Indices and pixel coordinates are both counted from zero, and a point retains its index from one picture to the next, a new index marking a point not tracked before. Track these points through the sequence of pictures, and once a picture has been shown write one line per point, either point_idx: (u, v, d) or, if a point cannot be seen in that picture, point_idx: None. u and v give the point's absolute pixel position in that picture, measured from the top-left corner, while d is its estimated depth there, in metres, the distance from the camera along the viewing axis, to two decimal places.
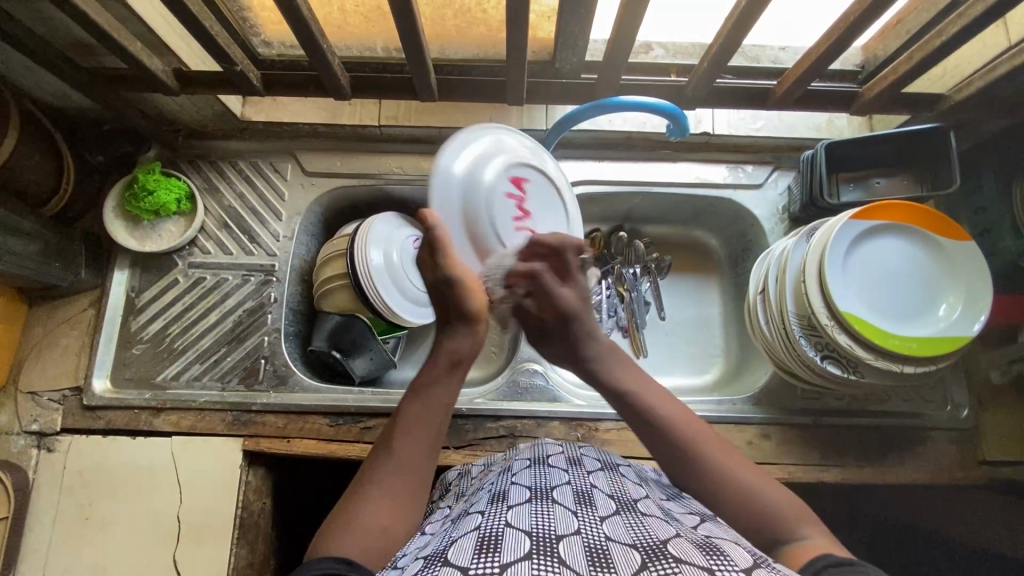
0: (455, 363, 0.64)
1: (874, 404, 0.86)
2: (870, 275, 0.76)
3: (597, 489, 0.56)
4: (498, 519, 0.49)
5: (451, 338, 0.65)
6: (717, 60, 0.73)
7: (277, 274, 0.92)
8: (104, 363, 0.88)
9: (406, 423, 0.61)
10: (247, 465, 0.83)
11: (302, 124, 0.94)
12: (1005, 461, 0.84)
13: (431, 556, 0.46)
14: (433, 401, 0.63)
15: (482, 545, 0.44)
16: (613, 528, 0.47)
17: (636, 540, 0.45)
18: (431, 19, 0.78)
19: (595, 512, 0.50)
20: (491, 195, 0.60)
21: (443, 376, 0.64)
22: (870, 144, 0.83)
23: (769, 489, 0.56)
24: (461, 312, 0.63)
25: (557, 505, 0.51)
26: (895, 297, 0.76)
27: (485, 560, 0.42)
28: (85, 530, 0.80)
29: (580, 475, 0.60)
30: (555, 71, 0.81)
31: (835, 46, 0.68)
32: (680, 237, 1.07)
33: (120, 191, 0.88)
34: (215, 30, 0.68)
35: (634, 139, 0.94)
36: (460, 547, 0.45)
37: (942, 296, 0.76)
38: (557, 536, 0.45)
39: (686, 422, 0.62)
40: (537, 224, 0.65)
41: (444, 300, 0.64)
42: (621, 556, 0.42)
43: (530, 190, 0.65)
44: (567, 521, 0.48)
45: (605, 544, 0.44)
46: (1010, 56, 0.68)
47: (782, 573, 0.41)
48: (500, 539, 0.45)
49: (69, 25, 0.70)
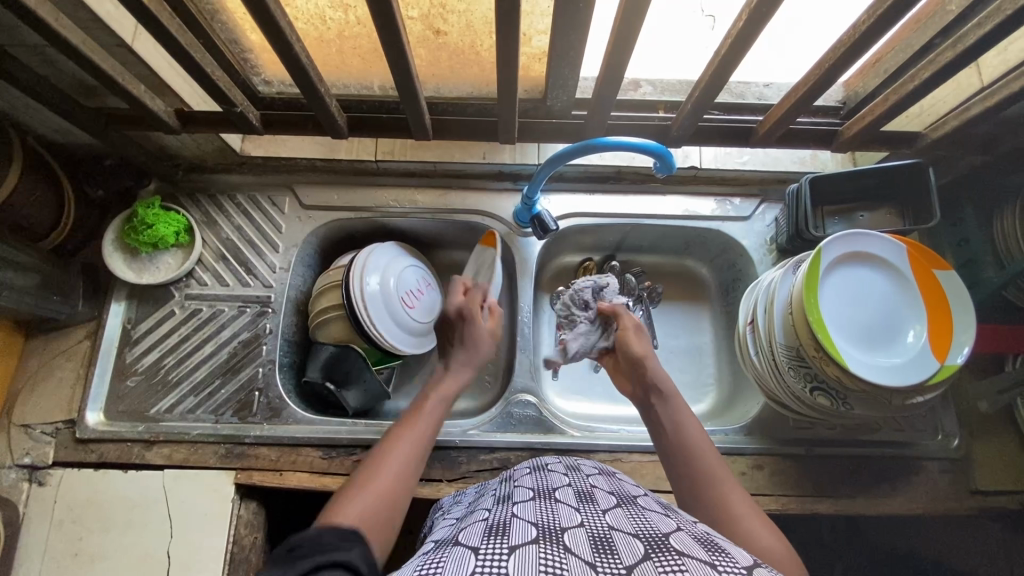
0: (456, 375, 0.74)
1: (866, 434, 0.86)
2: (870, 317, 0.76)
3: (597, 489, 0.57)
4: (507, 513, 0.49)
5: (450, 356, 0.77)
6: (701, 100, 0.76)
7: (273, 305, 0.93)
8: (98, 396, 0.88)
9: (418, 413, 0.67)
10: (239, 499, 0.83)
11: (300, 159, 0.97)
12: (995, 491, 0.84)
13: (442, 540, 0.47)
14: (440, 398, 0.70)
15: (492, 530, 0.45)
16: (615, 520, 0.48)
17: (639, 532, 0.45)
18: (427, 61, 0.81)
19: (597, 508, 0.51)
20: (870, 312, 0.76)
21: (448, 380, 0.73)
22: (854, 179, 0.85)
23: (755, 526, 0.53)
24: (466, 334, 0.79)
25: (560, 504, 0.51)
26: (887, 328, 0.75)
27: (496, 541, 0.42)
28: (73, 566, 0.79)
29: (579, 477, 0.60)
30: (546, 109, 0.84)
31: (813, 88, 0.70)
32: (671, 266, 1.08)
33: (120, 225, 0.89)
34: (218, 73, 0.70)
35: (624, 173, 0.97)
36: (470, 532, 0.46)
37: (919, 320, 0.75)
38: (561, 528, 0.45)
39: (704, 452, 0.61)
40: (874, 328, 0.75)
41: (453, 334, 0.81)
42: (624, 545, 0.42)
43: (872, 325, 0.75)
44: (570, 516, 0.48)
45: (609, 535, 0.44)
46: (982, 98, 0.71)
47: None
48: (510, 527, 0.45)
49: (75, 70, 0.72)
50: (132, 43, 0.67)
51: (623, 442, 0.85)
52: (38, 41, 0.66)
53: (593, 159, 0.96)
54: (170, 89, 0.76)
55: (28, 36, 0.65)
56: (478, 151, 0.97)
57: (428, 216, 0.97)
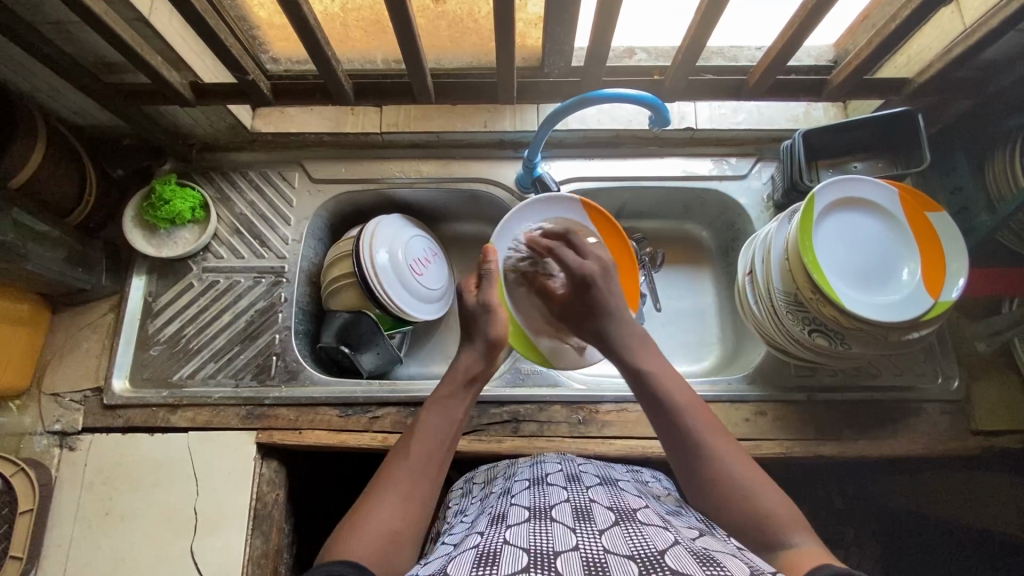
0: (467, 381, 0.71)
1: (865, 379, 0.88)
2: (863, 263, 0.78)
3: (596, 503, 0.59)
4: (498, 538, 0.52)
5: (460, 360, 0.73)
6: (689, 54, 0.78)
7: (287, 275, 0.97)
8: (123, 364, 0.91)
9: (422, 430, 0.65)
10: (261, 458, 0.86)
11: (308, 134, 0.99)
12: (996, 430, 0.86)
13: (434, 571, 0.49)
14: (447, 413, 0.68)
15: (481, 560, 0.47)
16: (612, 538, 0.50)
17: (634, 551, 0.47)
18: (427, 30, 0.84)
19: (594, 525, 0.53)
20: (858, 261, 0.78)
21: (457, 392, 0.70)
22: (845, 130, 0.87)
23: (766, 493, 0.55)
24: (484, 328, 0.74)
25: (556, 524, 0.53)
26: (881, 271, 0.77)
27: (484, 572, 0.45)
28: (105, 524, 0.83)
29: (579, 491, 0.62)
30: (543, 73, 0.87)
31: (793, 37, 0.74)
32: (672, 231, 1.11)
33: (138, 202, 0.93)
34: (230, 41, 0.73)
35: (622, 137, 0.99)
36: (460, 562, 0.48)
37: (912, 257, 0.77)
38: (555, 551, 0.48)
39: (698, 410, 0.62)
40: (869, 271, 0.77)
41: (469, 319, 0.76)
42: (618, 566, 0.45)
43: (869, 271, 0.77)
44: (565, 537, 0.50)
45: (603, 556, 0.47)
46: (963, 38, 0.73)
47: None
48: (500, 555, 0.48)
49: (96, 46, 0.76)
50: (149, 15, 0.71)
51: (628, 393, 0.88)
52: (63, 17, 0.70)
53: (591, 122, 0.98)
54: (186, 64, 0.80)
55: (54, 12, 0.69)
56: (480, 119, 0.99)
57: (432, 185, 1.01)
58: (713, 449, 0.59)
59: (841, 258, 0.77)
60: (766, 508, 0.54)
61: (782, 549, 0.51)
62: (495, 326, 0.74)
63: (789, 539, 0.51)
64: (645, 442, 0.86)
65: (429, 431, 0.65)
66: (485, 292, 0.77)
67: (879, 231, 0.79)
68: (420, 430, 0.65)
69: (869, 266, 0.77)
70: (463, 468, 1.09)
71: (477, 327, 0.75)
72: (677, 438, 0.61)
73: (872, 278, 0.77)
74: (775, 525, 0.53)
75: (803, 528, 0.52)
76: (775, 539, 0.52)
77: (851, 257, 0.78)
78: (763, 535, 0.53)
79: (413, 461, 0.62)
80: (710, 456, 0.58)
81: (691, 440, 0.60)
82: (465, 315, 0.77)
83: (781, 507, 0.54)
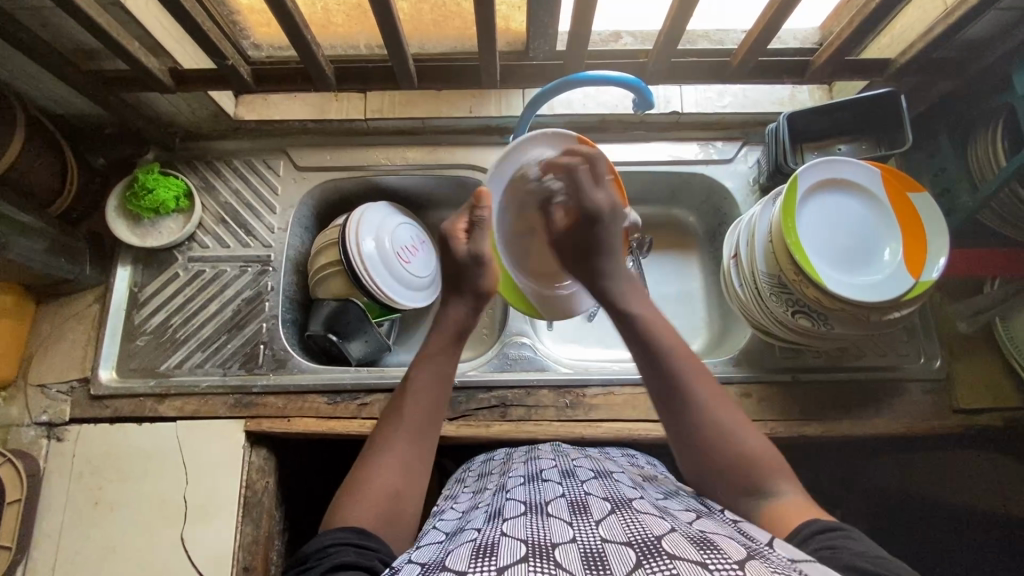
0: (457, 335, 0.70)
1: (849, 360, 0.89)
2: (836, 233, 0.78)
3: (592, 496, 0.57)
4: (495, 532, 0.50)
5: (448, 310, 0.71)
6: (671, 37, 0.78)
7: (273, 264, 0.96)
8: (109, 355, 0.91)
9: (413, 389, 0.65)
10: (250, 446, 0.87)
11: (292, 121, 0.98)
12: (976, 408, 0.88)
13: (429, 564, 0.46)
14: (437, 369, 0.67)
15: (477, 552, 0.45)
16: (608, 529, 0.48)
17: (631, 538, 0.45)
18: (409, 15, 0.83)
19: (590, 518, 0.51)
20: (831, 225, 0.78)
21: (448, 347, 0.69)
22: (830, 112, 0.87)
23: (748, 434, 0.57)
24: (474, 281, 0.72)
25: (552, 518, 0.52)
26: (857, 241, 0.78)
27: (481, 563, 0.42)
28: (94, 514, 0.83)
29: (574, 486, 0.62)
30: (528, 57, 0.86)
31: (774, 18, 0.73)
32: (659, 216, 1.11)
33: (121, 191, 0.92)
34: (208, 26, 0.72)
35: (608, 122, 0.99)
36: (457, 556, 0.46)
37: (894, 238, 0.78)
38: (552, 543, 0.45)
39: (685, 356, 0.62)
40: (841, 238, 0.78)
41: (459, 269, 0.72)
42: (616, 555, 0.42)
43: (843, 240, 0.78)
44: (562, 530, 0.48)
45: (600, 546, 0.44)
46: (945, 18, 0.73)
47: (776, 563, 0.40)
48: (497, 547, 0.45)
49: (72, 32, 0.75)
50: (124, 1, 0.70)
51: (615, 377, 0.89)
52: (36, 3, 0.69)
53: (576, 108, 0.99)
54: (165, 50, 0.79)
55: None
56: (465, 105, 0.99)
57: (418, 172, 1.00)
58: (697, 406, 0.59)
59: (813, 223, 0.78)
60: (747, 450, 0.56)
61: (766, 494, 0.54)
62: (486, 280, 0.73)
63: (771, 488, 0.54)
64: (631, 425, 0.86)
65: (425, 388, 0.65)
66: (477, 242, 0.72)
67: (855, 203, 0.79)
68: (414, 387, 0.65)
69: (840, 232, 0.79)
70: (454, 453, 1.10)
71: (467, 282, 0.72)
72: (671, 405, 0.60)
73: (848, 242, 0.78)
74: (760, 472, 0.55)
75: (780, 468, 0.55)
76: (759, 482, 0.54)
77: (824, 226, 0.78)
78: (751, 485, 0.55)
79: (410, 419, 0.63)
80: (694, 411, 0.59)
81: (677, 397, 0.60)
82: (454, 264, 0.73)
83: (761, 450, 0.56)
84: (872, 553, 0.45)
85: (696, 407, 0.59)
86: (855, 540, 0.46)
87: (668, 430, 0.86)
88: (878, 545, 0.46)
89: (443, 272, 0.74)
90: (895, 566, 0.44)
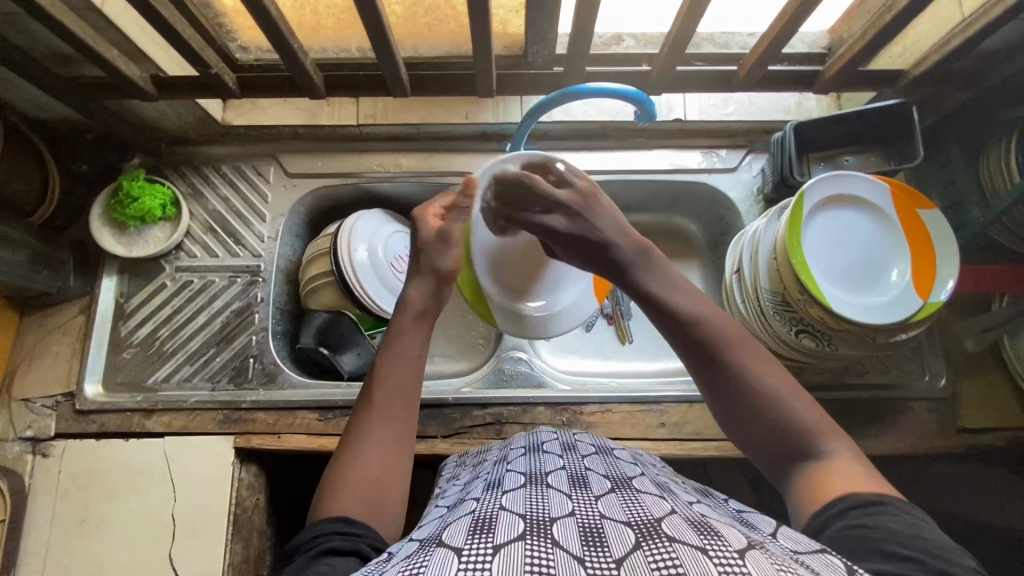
0: (417, 316, 0.65)
1: (852, 377, 0.87)
2: (839, 235, 0.76)
3: (591, 471, 0.54)
4: (493, 503, 0.46)
5: (409, 290, 0.66)
6: (675, 46, 0.75)
7: (263, 274, 0.94)
8: (95, 368, 0.89)
9: (380, 373, 0.60)
10: (240, 462, 0.85)
11: (282, 126, 0.95)
12: (980, 429, 0.86)
13: (427, 540, 0.43)
14: (401, 348, 0.62)
15: (477, 526, 0.41)
16: (608, 505, 0.45)
17: (630, 518, 0.42)
18: (403, 18, 0.80)
19: (590, 492, 0.48)
20: (829, 234, 0.76)
21: (411, 326, 0.64)
22: (838, 123, 0.84)
23: (789, 393, 0.52)
24: (436, 260, 0.68)
25: (551, 491, 0.48)
26: (851, 246, 0.76)
27: (480, 540, 0.39)
28: (80, 533, 0.81)
29: (574, 459, 0.58)
30: (526, 63, 0.83)
31: (786, 28, 0.70)
32: (661, 223, 1.08)
33: (106, 199, 0.89)
34: (189, 34, 0.70)
35: (609, 129, 0.96)
36: (455, 529, 0.42)
37: (903, 258, 0.75)
38: (550, 518, 0.42)
39: (714, 314, 0.56)
40: (841, 255, 0.76)
41: (421, 245, 0.68)
42: (615, 535, 0.39)
43: (844, 252, 0.76)
44: (561, 503, 0.45)
45: (599, 523, 0.42)
46: (963, 29, 0.70)
47: (781, 552, 0.37)
48: (495, 521, 0.42)
49: (49, 37, 0.72)
50: (101, 6, 0.67)
51: (613, 394, 0.87)
52: (7, 9, 0.65)
53: (577, 115, 0.97)
54: (145, 55, 0.76)
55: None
56: (461, 111, 0.96)
57: (412, 179, 0.97)
58: (734, 363, 0.53)
59: (817, 223, 0.76)
60: (789, 411, 0.51)
61: (812, 452, 0.50)
62: (447, 262, 0.69)
63: (820, 448, 0.49)
64: (630, 444, 0.85)
65: (389, 370, 0.60)
66: (452, 222, 0.69)
67: (855, 212, 0.77)
68: (379, 371, 0.60)
69: (837, 244, 0.76)
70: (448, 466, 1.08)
71: (424, 258, 0.68)
72: (708, 366, 0.54)
73: (837, 252, 0.76)
74: (807, 431, 0.50)
75: (830, 428, 0.51)
76: (810, 445, 0.50)
77: (826, 229, 0.76)
78: (795, 450, 0.50)
79: (380, 405, 0.58)
80: (735, 372, 0.53)
81: (713, 359, 0.54)
82: (416, 241, 0.69)
83: (805, 409, 0.51)
84: (910, 532, 0.41)
85: (737, 367, 0.53)
86: (891, 516, 0.43)
87: (667, 449, 0.84)
88: (922, 527, 0.42)
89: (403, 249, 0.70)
90: (933, 546, 0.40)
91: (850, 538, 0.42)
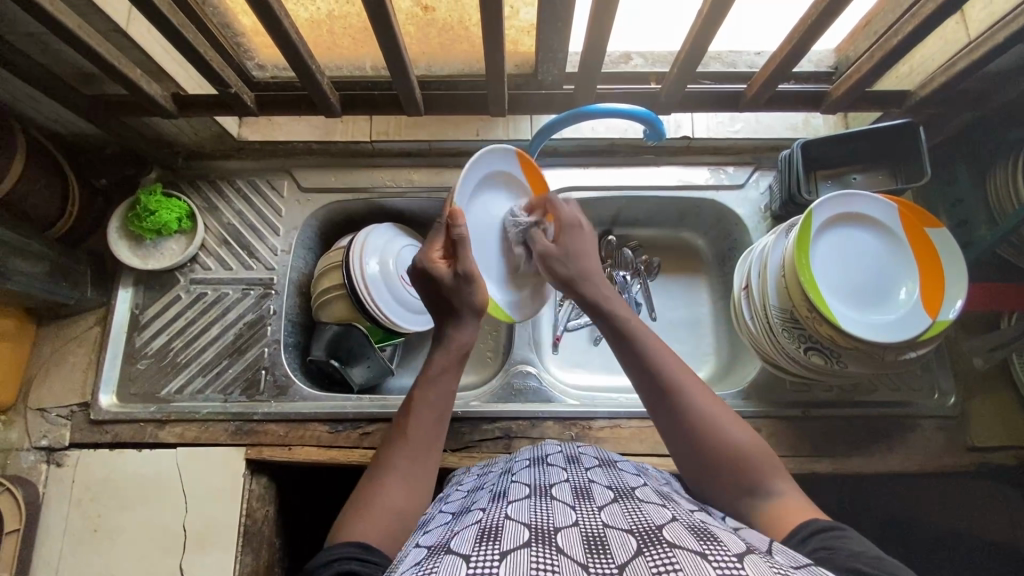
0: (463, 355, 0.66)
1: (861, 395, 0.87)
2: (841, 257, 0.77)
3: (595, 483, 0.55)
4: (499, 513, 0.47)
5: (444, 332, 0.66)
6: (685, 66, 0.76)
7: (276, 287, 0.95)
8: (110, 379, 0.90)
9: (415, 410, 0.62)
10: (251, 474, 0.86)
11: (297, 142, 0.97)
12: (990, 448, 0.86)
13: (434, 547, 0.43)
14: (441, 387, 0.64)
15: (482, 534, 0.42)
16: (611, 515, 0.45)
17: (633, 525, 0.42)
18: (417, 39, 0.82)
19: (593, 503, 0.49)
20: (842, 262, 0.76)
21: (453, 365, 0.65)
22: (845, 142, 0.85)
23: (736, 429, 0.55)
24: (469, 300, 0.66)
25: (555, 502, 0.49)
26: (859, 270, 0.77)
27: (486, 547, 0.39)
28: (93, 542, 0.82)
29: (579, 471, 0.58)
30: (537, 82, 0.84)
31: (792, 52, 0.72)
32: (669, 238, 1.09)
33: (124, 212, 0.91)
34: (211, 56, 0.72)
35: (617, 145, 0.98)
36: (461, 538, 0.43)
37: (910, 277, 0.76)
38: (555, 527, 0.43)
39: (663, 350, 0.60)
40: (849, 277, 0.76)
41: (448, 292, 0.66)
42: (617, 542, 0.40)
43: (861, 278, 0.76)
44: (565, 514, 0.46)
45: (602, 532, 0.42)
46: (969, 51, 0.71)
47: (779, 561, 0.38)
48: (501, 529, 0.42)
49: (74, 56, 0.74)
50: (126, 28, 0.69)
51: (622, 409, 0.87)
52: (35, 29, 0.67)
53: (585, 131, 0.97)
54: (167, 74, 0.78)
55: (25, 24, 0.67)
56: (471, 128, 0.97)
57: (424, 195, 0.99)
58: (689, 400, 0.56)
59: (824, 250, 0.76)
60: (734, 442, 0.54)
61: (767, 490, 0.51)
62: (478, 297, 0.66)
63: (766, 482, 0.52)
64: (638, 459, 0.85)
65: (428, 406, 0.62)
66: (462, 261, 0.65)
67: (860, 233, 0.77)
68: (415, 406, 0.62)
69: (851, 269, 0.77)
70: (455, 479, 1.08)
71: (458, 300, 0.66)
72: (658, 405, 0.58)
73: (855, 279, 0.76)
74: (752, 465, 0.52)
75: (774, 461, 0.53)
76: (754, 476, 0.52)
77: (829, 259, 0.76)
78: (744, 487, 0.52)
79: (412, 437, 0.60)
80: (686, 413, 0.56)
81: (666, 396, 0.57)
82: (442, 287, 0.66)
83: (748, 440, 0.54)
84: (869, 552, 0.43)
85: (683, 406, 0.56)
86: (850, 538, 0.44)
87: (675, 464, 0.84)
88: (874, 545, 0.44)
89: (428, 296, 0.68)
90: (891, 564, 0.41)
91: (820, 562, 0.42)
